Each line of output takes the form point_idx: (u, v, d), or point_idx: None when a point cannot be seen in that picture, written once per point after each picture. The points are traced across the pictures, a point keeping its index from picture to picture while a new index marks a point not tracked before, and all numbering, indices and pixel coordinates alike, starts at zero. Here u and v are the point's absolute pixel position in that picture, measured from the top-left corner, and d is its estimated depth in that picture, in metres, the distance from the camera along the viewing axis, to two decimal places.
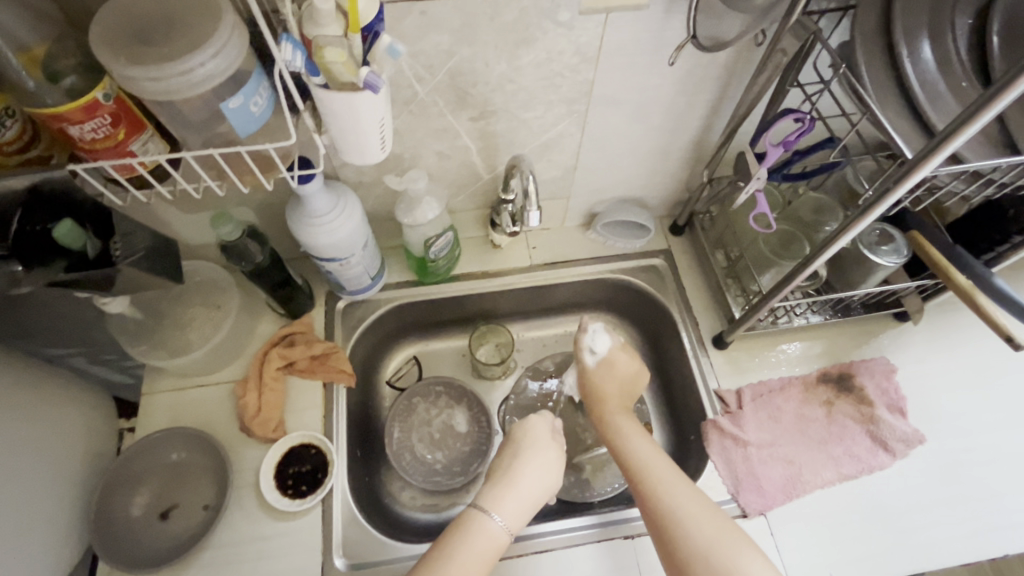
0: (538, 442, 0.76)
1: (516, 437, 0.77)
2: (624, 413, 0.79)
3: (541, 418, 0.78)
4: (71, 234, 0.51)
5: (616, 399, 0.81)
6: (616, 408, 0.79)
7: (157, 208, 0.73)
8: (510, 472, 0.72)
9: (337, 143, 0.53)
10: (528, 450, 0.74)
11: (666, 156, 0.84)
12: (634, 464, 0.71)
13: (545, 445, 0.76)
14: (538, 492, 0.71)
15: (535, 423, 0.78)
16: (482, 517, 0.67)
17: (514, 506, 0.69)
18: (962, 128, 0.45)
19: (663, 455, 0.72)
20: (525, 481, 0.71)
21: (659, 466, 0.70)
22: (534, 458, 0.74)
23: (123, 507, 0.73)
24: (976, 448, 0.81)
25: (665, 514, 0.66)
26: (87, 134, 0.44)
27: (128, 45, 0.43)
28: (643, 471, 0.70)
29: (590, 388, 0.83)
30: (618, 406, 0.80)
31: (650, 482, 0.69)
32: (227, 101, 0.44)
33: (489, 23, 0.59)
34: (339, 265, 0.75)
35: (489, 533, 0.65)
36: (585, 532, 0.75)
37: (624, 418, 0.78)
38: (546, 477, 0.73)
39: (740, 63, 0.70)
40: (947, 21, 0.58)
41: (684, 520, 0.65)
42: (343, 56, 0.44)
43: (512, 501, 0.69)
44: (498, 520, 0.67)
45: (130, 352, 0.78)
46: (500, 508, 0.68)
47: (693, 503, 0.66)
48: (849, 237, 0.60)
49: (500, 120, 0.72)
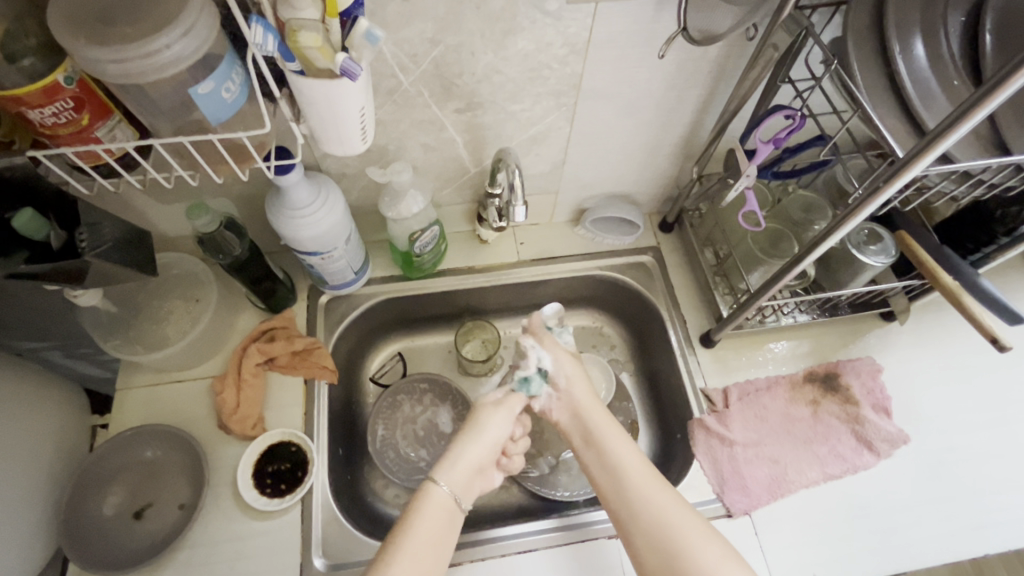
0: (486, 422, 0.73)
1: (464, 421, 0.75)
2: (604, 412, 0.74)
3: (493, 392, 0.77)
4: (31, 223, 0.49)
5: (590, 389, 0.76)
6: (595, 406, 0.74)
7: (130, 196, 0.70)
8: (454, 449, 0.71)
9: (316, 133, 0.51)
10: (478, 425, 0.73)
11: (656, 152, 0.83)
12: (623, 472, 0.68)
13: (491, 420, 0.74)
14: (482, 459, 0.71)
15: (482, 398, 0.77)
16: (429, 487, 0.67)
17: (460, 475, 0.69)
18: (956, 123, 0.44)
19: (648, 464, 0.70)
20: (468, 454, 0.71)
21: (648, 476, 0.68)
22: (482, 429, 0.73)
23: (94, 505, 0.71)
24: (960, 448, 0.81)
25: (664, 530, 0.64)
26: (49, 118, 0.43)
27: (90, 25, 0.41)
28: (633, 482, 0.67)
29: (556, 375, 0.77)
30: (590, 395, 0.75)
31: (644, 495, 0.66)
32: (198, 86, 0.42)
33: (475, 11, 0.58)
34: (320, 259, 0.73)
35: (438, 502, 0.66)
36: (558, 532, 0.74)
37: (603, 417, 0.73)
38: (489, 449, 0.72)
39: (731, 58, 0.69)
40: (940, 18, 0.57)
41: (682, 536, 0.64)
42: (317, 40, 0.42)
43: (457, 469, 0.69)
44: (445, 488, 0.67)
45: (103, 346, 0.75)
46: (446, 475, 0.68)
47: (687, 513, 0.65)
48: (839, 234, 0.58)
49: (486, 112, 0.71)
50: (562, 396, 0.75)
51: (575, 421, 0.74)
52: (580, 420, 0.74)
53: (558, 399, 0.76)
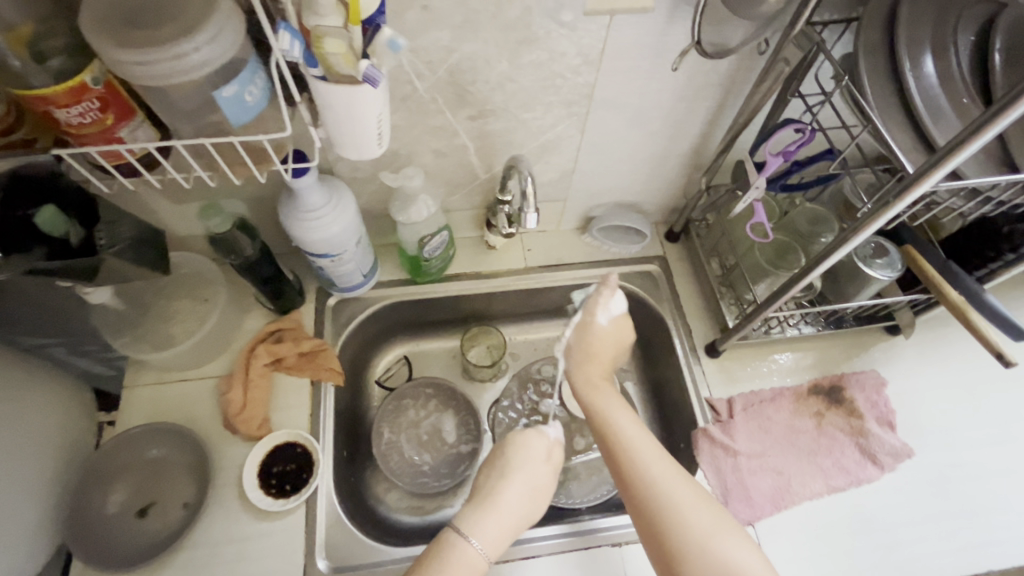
0: (527, 460, 0.71)
1: (495, 455, 0.73)
2: (604, 385, 0.74)
3: (528, 434, 0.73)
4: (53, 221, 0.50)
5: (602, 371, 0.75)
6: (595, 380, 0.74)
7: (145, 196, 0.71)
8: (488, 494, 0.68)
9: (333, 138, 0.52)
10: (511, 463, 0.71)
11: (665, 162, 0.84)
12: (629, 451, 0.66)
13: (536, 465, 0.71)
14: (517, 512, 0.68)
15: (520, 439, 0.73)
16: (458, 541, 0.63)
17: (494, 530, 0.65)
18: (964, 144, 0.45)
19: (656, 442, 0.68)
20: (508, 506, 0.67)
21: (655, 455, 0.66)
22: (514, 469, 0.70)
23: (98, 502, 0.71)
24: (967, 463, 0.82)
25: (667, 510, 0.62)
26: (75, 118, 0.43)
27: (118, 27, 0.42)
28: (638, 463, 0.65)
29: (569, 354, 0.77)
30: (598, 368, 0.75)
31: (649, 475, 0.64)
32: (221, 88, 0.43)
33: (492, 21, 0.59)
34: (331, 261, 0.74)
35: (469, 559, 0.62)
36: (573, 537, 0.75)
37: (606, 394, 0.72)
38: (531, 498, 0.69)
39: (742, 71, 0.69)
40: (951, 36, 0.57)
41: (685, 516, 0.62)
42: (342, 47, 0.43)
43: (493, 523, 0.66)
44: (477, 545, 0.63)
45: (113, 344, 0.77)
46: (479, 532, 0.65)
47: (687, 486, 0.64)
48: (847, 249, 0.59)
49: (499, 120, 0.72)
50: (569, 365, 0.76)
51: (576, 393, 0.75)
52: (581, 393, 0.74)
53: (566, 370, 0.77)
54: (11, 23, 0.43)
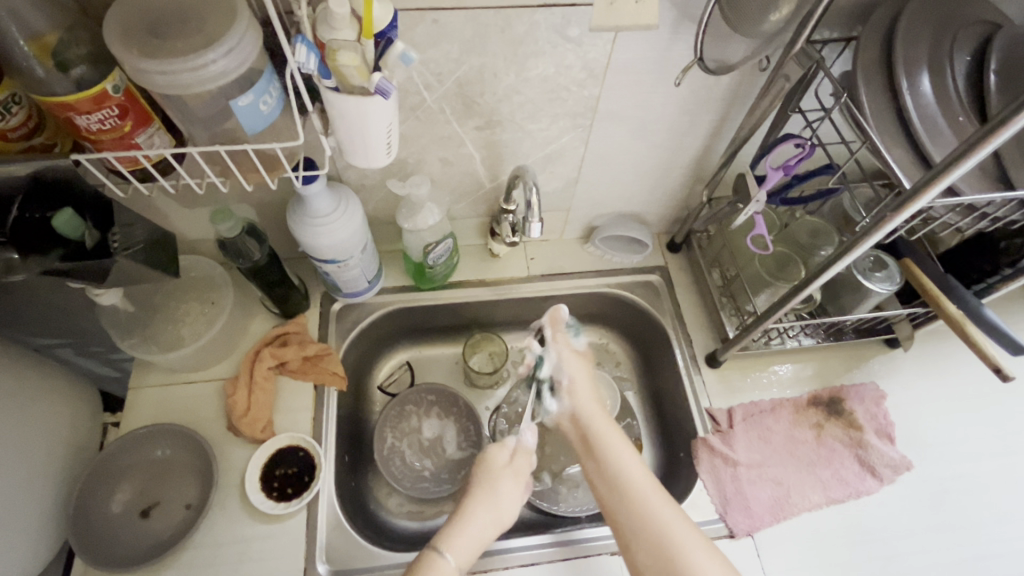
0: (495, 474, 0.72)
1: (475, 480, 0.72)
2: (609, 425, 0.74)
3: (501, 448, 0.75)
4: (70, 224, 0.51)
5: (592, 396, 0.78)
6: (600, 418, 0.75)
7: (157, 199, 0.73)
8: (465, 513, 0.68)
9: (343, 146, 0.53)
10: (494, 492, 0.70)
11: (667, 175, 0.85)
12: (629, 485, 0.68)
13: (503, 481, 0.72)
14: (492, 531, 0.68)
15: (493, 453, 0.74)
16: (435, 563, 0.62)
17: (468, 549, 0.65)
18: (960, 159, 0.46)
19: (653, 478, 0.70)
20: (480, 517, 0.67)
21: (653, 490, 0.68)
22: (499, 496, 0.70)
23: (102, 502, 0.72)
24: (965, 476, 0.82)
25: (666, 544, 0.64)
26: (94, 124, 0.45)
27: (142, 39, 0.44)
28: (639, 496, 0.67)
29: (569, 395, 0.77)
30: (600, 411, 0.76)
31: (648, 509, 0.66)
32: (238, 98, 0.44)
33: (501, 35, 0.60)
34: (335, 267, 0.75)
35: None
36: (557, 547, 0.75)
37: (608, 428, 0.74)
38: (501, 514, 0.69)
39: (743, 86, 0.71)
40: (947, 56, 0.58)
41: (682, 553, 0.63)
42: (355, 59, 0.44)
43: (462, 539, 0.65)
44: (451, 560, 0.63)
45: (121, 345, 0.77)
46: (453, 548, 0.64)
47: (690, 527, 0.66)
48: (846, 261, 0.60)
49: (505, 130, 0.73)
50: (573, 408, 0.76)
51: (580, 431, 0.74)
52: (585, 431, 0.74)
53: (567, 413, 0.76)
54: (37, 31, 0.45)
